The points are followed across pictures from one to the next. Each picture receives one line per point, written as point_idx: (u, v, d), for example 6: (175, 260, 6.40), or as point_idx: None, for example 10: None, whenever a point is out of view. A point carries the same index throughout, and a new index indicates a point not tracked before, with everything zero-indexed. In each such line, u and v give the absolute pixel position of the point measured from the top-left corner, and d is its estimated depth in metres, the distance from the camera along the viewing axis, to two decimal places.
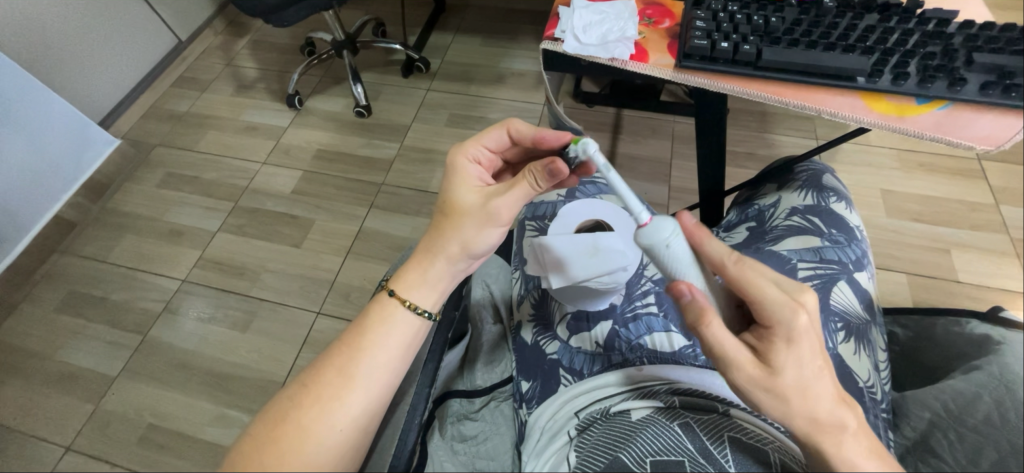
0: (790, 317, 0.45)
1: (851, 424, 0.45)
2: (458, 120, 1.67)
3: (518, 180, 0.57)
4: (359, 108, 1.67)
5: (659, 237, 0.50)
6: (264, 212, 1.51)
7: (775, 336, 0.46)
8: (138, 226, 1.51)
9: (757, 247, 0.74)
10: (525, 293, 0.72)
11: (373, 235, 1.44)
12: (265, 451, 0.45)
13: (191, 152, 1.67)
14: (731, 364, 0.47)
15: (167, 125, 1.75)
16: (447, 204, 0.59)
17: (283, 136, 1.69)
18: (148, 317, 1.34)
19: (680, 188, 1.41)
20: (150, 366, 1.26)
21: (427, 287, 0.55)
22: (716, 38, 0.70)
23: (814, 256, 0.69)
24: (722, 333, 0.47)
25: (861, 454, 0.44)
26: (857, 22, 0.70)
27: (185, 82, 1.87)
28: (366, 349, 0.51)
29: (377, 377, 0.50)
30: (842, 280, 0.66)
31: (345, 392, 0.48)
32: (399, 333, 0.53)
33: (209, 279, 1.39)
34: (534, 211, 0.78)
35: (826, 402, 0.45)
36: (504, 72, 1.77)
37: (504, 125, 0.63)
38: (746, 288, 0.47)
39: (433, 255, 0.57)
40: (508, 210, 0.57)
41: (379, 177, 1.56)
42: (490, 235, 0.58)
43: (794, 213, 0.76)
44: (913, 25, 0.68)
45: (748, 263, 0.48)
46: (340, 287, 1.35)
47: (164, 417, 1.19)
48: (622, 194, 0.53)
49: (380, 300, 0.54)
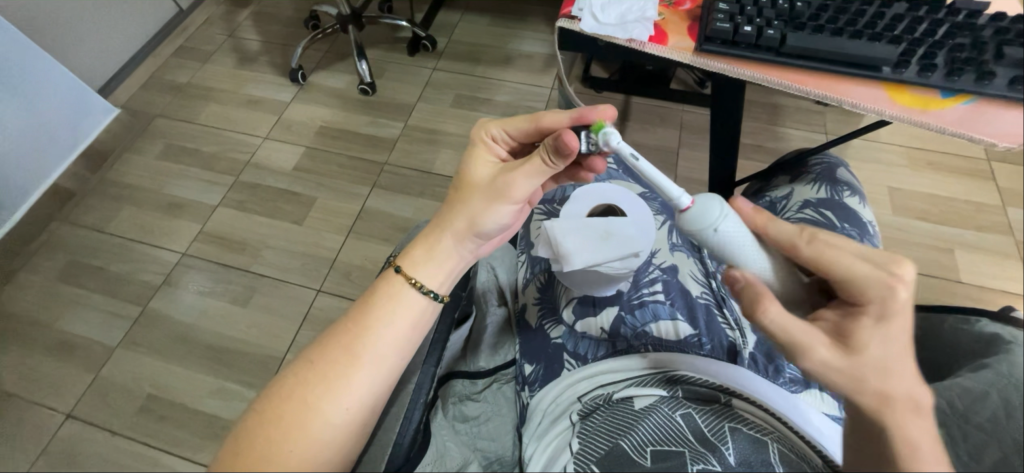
0: (885, 293, 0.44)
1: (923, 403, 0.43)
2: (464, 101, 1.65)
3: (533, 157, 0.57)
4: (363, 85, 1.65)
5: (708, 221, 0.49)
6: (266, 188, 1.50)
7: (865, 313, 0.44)
8: (138, 198, 1.50)
9: None
10: (531, 277, 0.71)
11: (375, 215, 1.43)
12: (271, 424, 0.45)
13: (193, 124, 1.65)
14: (802, 348, 0.45)
15: (167, 95, 1.72)
16: (461, 178, 0.59)
17: (285, 111, 1.67)
18: (148, 289, 1.33)
19: (687, 178, 1.40)
20: (150, 337, 1.26)
21: (435, 266, 0.54)
22: (739, 22, 0.69)
23: None
24: (786, 317, 0.45)
25: (927, 435, 0.42)
26: (885, 10, 0.68)
27: (186, 52, 1.84)
28: (374, 330, 0.50)
29: (383, 358, 0.50)
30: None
31: (352, 372, 0.48)
32: (407, 313, 0.52)
33: (210, 254, 1.39)
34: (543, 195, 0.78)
35: (902, 380, 0.43)
36: (512, 54, 1.74)
37: (533, 117, 0.61)
38: (825, 265, 0.46)
39: (438, 229, 0.56)
40: (521, 188, 0.57)
41: (382, 157, 1.54)
42: (501, 212, 0.57)
43: (806, 205, 0.75)
44: (943, 15, 0.66)
45: (825, 245, 0.46)
46: (341, 266, 1.34)
47: (164, 389, 1.19)
48: (658, 181, 0.52)
49: (387, 276, 0.54)
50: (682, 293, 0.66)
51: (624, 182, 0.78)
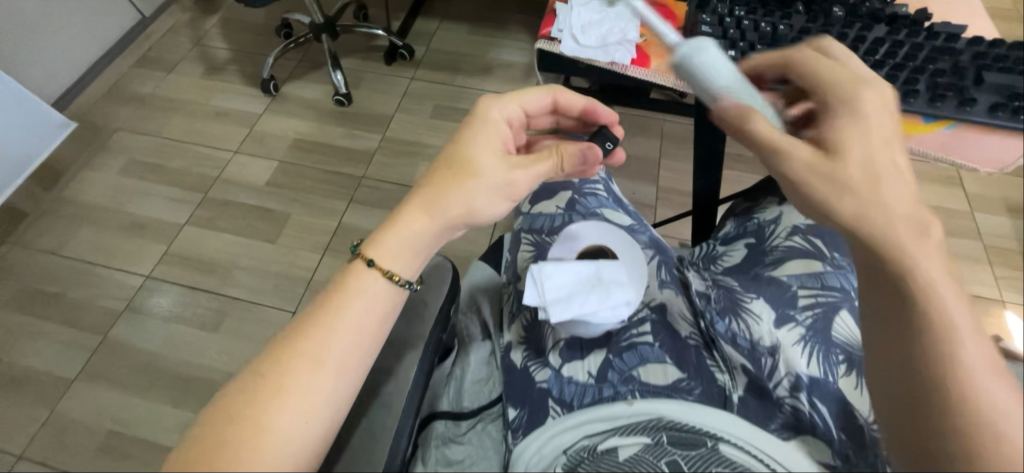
0: (851, 88, 0.48)
1: (929, 225, 0.43)
2: (444, 111, 1.62)
3: (546, 156, 0.59)
4: (339, 96, 1.60)
5: (694, 51, 0.51)
6: (237, 205, 1.43)
7: (840, 110, 0.48)
8: (97, 218, 1.41)
9: (753, 274, 0.62)
10: (518, 313, 0.67)
11: (353, 231, 1.38)
12: (226, 428, 0.44)
13: (157, 138, 1.57)
14: (779, 148, 0.48)
15: (129, 107, 1.64)
16: (456, 159, 0.58)
17: (257, 123, 1.60)
18: (109, 316, 1.25)
19: (669, 188, 1.41)
20: (112, 367, 1.18)
21: (411, 254, 0.54)
22: (722, 47, 0.68)
23: (816, 282, 0.58)
24: (767, 125, 0.49)
25: (934, 266, 0.43)
26: (865, 34, 0.68)
27: (149, 61, 1.75)
28: (331, 335, 0.48)
29: (343, 362, 0.48)
30: (846, 308, 0.56)
31: (308, 381, 0.47)
32: (369, 309, 0.51)
33: (176, 276, 1.31)
34: (531, 224, 0.73)
35: (899, 198, 0.44)
36: (491, 63, 1.72)
37: (553, 91, 0.66)
38: (814, 73, 0.51)
39: (426, 211, 0.55)
40: (525, 184, 0.58)
41: (360, 170, 1.49)
42: (498, 207, 0.58)
43: (795, 231, 0.63)
44: (922, 39, 0.67)
45: (810, 56, 0.52)
46: (317, 286, 1.29)
47: (127, 424, 1.12)
48: (652, 21, 0.53)
49: (355, 269, 0.52)
50: (670, 334, 0.59)
51: (615, 212, 0.72)
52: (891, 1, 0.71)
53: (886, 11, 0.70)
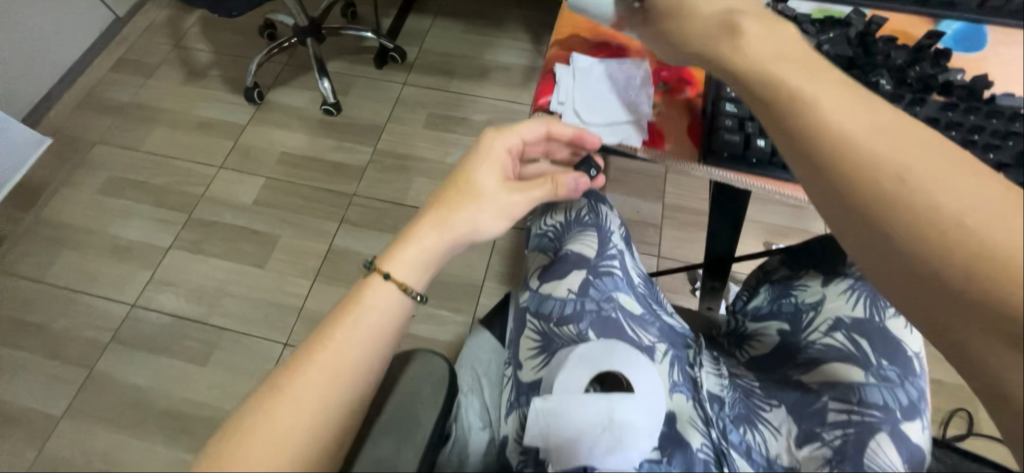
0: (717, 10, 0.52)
1: (850, 113, 0.42)
2: (438, 120, 1.53)
3: (542, 181, 0.55)
4: (327, 106, 1.52)
5: None
6: (223, 226, 1.37)
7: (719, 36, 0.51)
8: (79, 241, 1.36)
9: (782, 374, 0.62)
10: (515, 406, 0.59)
11: (344, 254, 1.33)
12: (234, 443, 0.41)
13: (138, 152, 1.50)
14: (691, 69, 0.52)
15: (107, 118, 1.55)
16: (462, 180, 0.54)
17: (242, 135, 1.52)
18: (95, 348, 1.22)
19: (676, 208, 1.34)
20: (100, 403, 1.15)
21: (421, 267, 0.50)
22: (751, 133, 0.60)
23: (850, 394, 0.56)
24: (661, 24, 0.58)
25: (881, 150, 0.39)
26: (917, 111, 0.59)
27: (125, 67, 1.65)
28: (347, 341, 0.45)
29: (357, 367, 0.45)
30: (884, 431, 0.53)
31: (322, 390, 0.43)
32: (383, 315, 0.47)
33: (163, 304, 1.27)
34: (539, 306, 0.64)
35: (816, 96, 0.43)
36: (487, 65, 1.62)
37: (548, 123, 0.60)
38: None
39: (435, 227, 0.51)
40: (522, 209, 0.54)
41: (350, 187, 1.42)
42: (497, 224, 0.53)
43: (836, 327, 0.62)
44: (982, 118, 0.59)
45: None
46: (308, 315, 1.25)
47: (118, 463, 1.09)
48: None
49: (371, 283, 0.48)
50: (681, 447, 0.56)
51: (628, 298, 0.65)
52: (944, 64, 0.63)
53: (940, 77, 0.61)
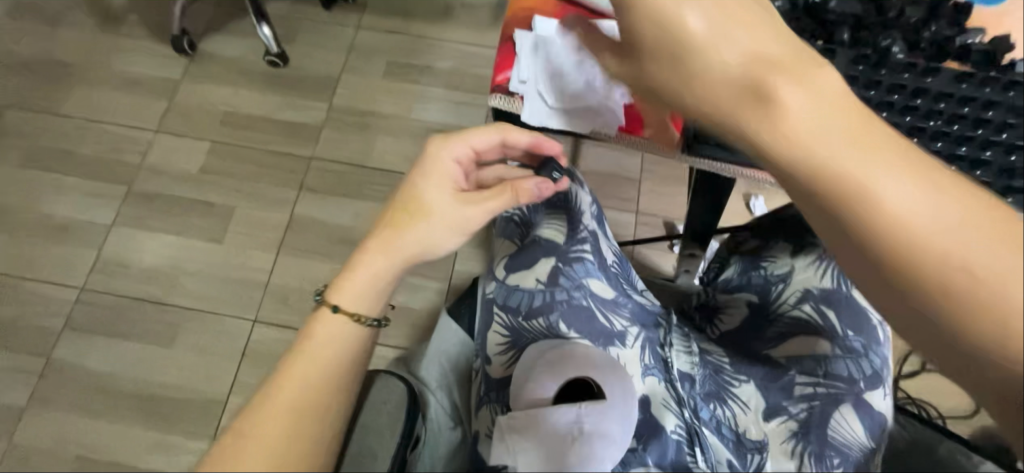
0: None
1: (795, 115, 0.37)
2: (398, 69, 1.38)
3: (502, 189, 0.52)
4: (270, 56, 1.34)
5: None
6: (170, 198, 1.26)
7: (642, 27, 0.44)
8: (8, 222, 1.23)
9: (748, 348, 0.62)
10: (484, 397, 0.57)
11: (308, 224, 1.24)
12: None
13: (57, 117, 1.32)
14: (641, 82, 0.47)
15: (13, 78, 1.35)
16: (410, 199, 0.50)
17: (176, 92, 1.35)
18: (49, 336, 1.15)
19: (655, 161, 1.28)
20: (64, 392, 1.11)
21: (375, 295, 0.47)
22: None
23: (816, 367, 0.57)
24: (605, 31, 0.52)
25: (839, 160, 0.36)
26: (924, 85, 0.57)
27: (24, 13, 1.41)
28: (302, 383, 0.43)
29: (316, 405, 0.43)
30: (848, 402, 0.54)
31: (279, 435, 0.41)
32: (339, 351, 0.45)
33: (115, 286, 1.19)
34: (506, 297, 0.61)
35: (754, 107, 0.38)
36: (450, 2, 1.44)
37: (502, 129, 0.54)
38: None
39: (383, 253, 0.48)
40: (482, 221, 0.51)
41: (307, 149, 1.30)
42: (454, 240, 0.50)
43: (805, 299, 0.61)
44: (991, 89, 0.57)
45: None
46: (276, 290, 1.19)
47: (95, 449, 1.08)
48: None
49: (320, 319, 0.46)
50: (653, 431, 0.56)
51: (602, 283, 0.62)
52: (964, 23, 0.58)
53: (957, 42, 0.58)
